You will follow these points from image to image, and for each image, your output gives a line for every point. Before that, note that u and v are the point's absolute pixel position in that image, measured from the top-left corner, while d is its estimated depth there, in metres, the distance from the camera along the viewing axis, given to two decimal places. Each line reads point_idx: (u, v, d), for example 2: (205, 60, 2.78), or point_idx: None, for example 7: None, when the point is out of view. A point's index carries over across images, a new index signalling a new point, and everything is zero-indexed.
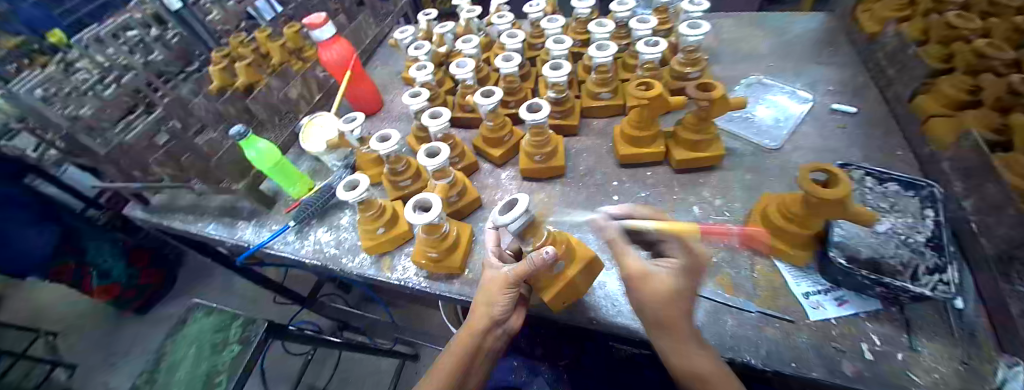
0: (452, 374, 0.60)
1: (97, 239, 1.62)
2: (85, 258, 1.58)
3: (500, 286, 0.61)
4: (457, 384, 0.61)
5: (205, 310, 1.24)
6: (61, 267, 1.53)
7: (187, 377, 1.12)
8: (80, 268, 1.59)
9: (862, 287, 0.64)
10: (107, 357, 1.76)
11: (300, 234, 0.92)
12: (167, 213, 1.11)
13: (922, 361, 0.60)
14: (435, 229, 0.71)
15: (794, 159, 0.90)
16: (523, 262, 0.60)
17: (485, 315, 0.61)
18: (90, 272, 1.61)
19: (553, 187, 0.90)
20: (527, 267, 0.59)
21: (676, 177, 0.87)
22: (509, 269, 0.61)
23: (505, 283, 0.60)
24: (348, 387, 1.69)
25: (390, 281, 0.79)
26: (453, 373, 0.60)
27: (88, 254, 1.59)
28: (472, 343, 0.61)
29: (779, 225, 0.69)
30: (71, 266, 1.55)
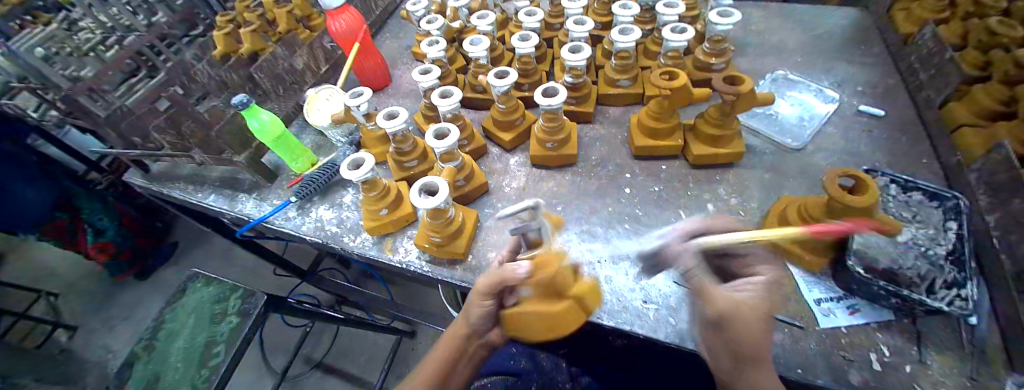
0: (432, 379, 0.59)
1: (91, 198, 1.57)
2: (78, 215, 1.54)
3: (477, 297, 0.55)
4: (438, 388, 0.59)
5: (205, 280, 1.24)
6: (53, 223, 1.50)
7: (184, 346, 1.12)
8: (74, 223, 1.55)
9: (877, 296, 0.62)
10: (106, 321, 1.77)
11: (302, 210, 0.91)
12: (168, 181, 1.09)
13: (930, 375, 0.59)
14: (440, 214, 0.68)
15: (815, 161, 0.86)
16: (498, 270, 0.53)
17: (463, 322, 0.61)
18: (84, 229, 1.57)
19: (564, 175, 0.87)
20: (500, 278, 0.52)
21: (692, 172, 0.84)
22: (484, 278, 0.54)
23: (481, 293, 0.55)
24: (345, 360, 1.71)
25: (392, 263, 0.78)
26: (433, 379, 0.59)
27: (81, 211, 1.54)
28: (456, 345, 0.61)
29: (797, 228, 0.66)
30: (61, 224, 1.52)
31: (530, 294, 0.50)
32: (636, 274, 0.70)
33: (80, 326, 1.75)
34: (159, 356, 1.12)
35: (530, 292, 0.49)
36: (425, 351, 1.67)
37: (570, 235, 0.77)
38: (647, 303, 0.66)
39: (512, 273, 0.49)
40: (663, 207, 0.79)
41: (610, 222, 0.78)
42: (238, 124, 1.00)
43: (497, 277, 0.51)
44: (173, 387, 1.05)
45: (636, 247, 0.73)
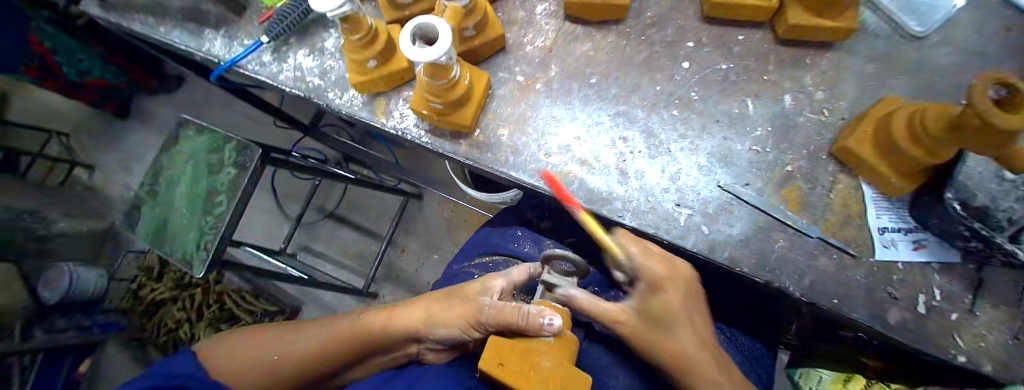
0: (361, 343, 0.63)
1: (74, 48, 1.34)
2: (54, 59, 1.33)
3: (466, 321, 0.57)
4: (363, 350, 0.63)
5: (195, 129, 1.13)
6: (27, 69, 1.31)
7: (187, 195, 1.10)
8: (49, 69, 1.35)
9: (958, 235, 0.53)
10: (121, 162, 1.79)
11: (278, 55, 0.74)
12: (114, 5, 0.84)
13: (976, 327, 0.53)
14: (441, 74, 0.52)
15: (937, 57, 0.64)
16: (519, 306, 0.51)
17: (464, 315, 0.57)
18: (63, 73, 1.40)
19: (605, 35, 0.66)
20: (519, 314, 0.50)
21: (774, 49, 0.64)
22: (489, 306, 0.55)
23: (478, 320, 0.55)
24: (355, 214, 1.75)
25: (386, 130, 0.66)
26: (363, 343, 0.63)
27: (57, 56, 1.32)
28: (397, 328, 0.62)
29: (895, 136, 0.51)
30: (37, 68, 1.32)
31: (549, 363, 0.45)
32: (674, 172, 0.58)
33: (98, 164, 1.77)
34: (163, 202, 1.11)
35: (553, 361, 0.45)
36: (432, 211, 1.69)
37: (601, 116, 0.62)
38: (679, 207, 0.57)
39: (539, 326, 0.48)
40: (726, 92, 0.62)
41: (654, 105, 0.62)
42: None
43: (510, 322, 0.50)
44: (184, 232, 1.07)
45: (681, 141, 0.60)
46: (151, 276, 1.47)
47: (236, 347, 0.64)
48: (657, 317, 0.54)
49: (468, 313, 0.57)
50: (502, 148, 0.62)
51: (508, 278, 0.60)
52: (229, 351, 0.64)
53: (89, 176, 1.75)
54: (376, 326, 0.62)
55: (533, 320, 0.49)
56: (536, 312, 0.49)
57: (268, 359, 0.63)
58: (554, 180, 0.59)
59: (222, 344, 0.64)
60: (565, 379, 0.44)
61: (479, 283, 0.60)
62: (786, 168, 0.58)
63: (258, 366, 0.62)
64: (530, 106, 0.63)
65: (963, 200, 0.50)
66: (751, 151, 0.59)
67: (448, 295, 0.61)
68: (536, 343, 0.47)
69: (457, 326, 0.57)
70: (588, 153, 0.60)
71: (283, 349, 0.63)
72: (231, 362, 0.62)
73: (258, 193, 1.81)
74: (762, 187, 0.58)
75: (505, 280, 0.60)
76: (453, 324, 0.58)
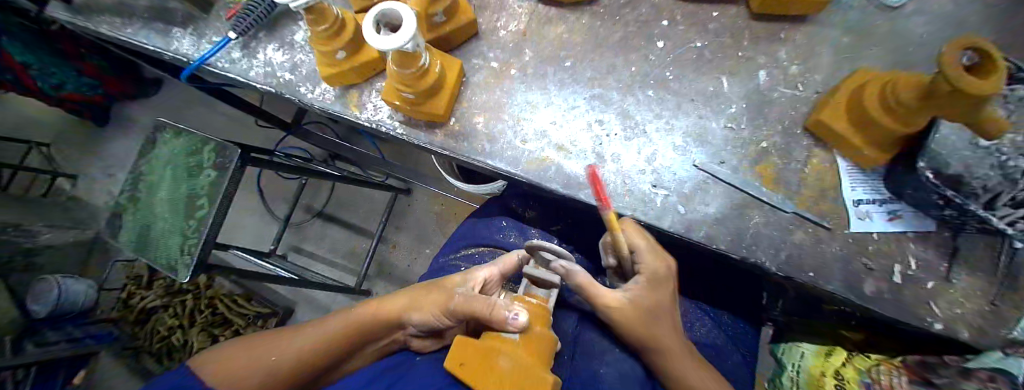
0: (343, 342, 0.62)
1: (54, 61, 1.32)
2: (27, 72, 1.28)
3: (439, 309, 0.58)
4: (348, 349, 0.62)
5: (172, 132, 1.11)
6: (2, 84, 1.28)
7: (167, 200, 1.08)
8: (26, 84, 1.32)
9: (930, 204, 0.53)
10: (104, 170, 1.74)
11: (247, 51, 0.72)
12: (75, 7, 0.81)
13: (951, 294, 0.54)
14: (410, 62, 0.51)
15: (910, 28, 0.64)
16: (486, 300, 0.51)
17: (438, 302, 0.59)
18: (39, 88, 1.36)
19: (579, 17, 0.65)
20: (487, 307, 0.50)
21: (748, 26, 0.64)
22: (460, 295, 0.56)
23: (450, 309, 0.56)
24: (343, 211, 1.73)
25: (361, 123, 0.65)
26: (345, 341, 0.62)
27: (33, 70, 1.29)
28: (377, 318, 0.62)
29: (868, 110, 0.51)
30: (11, 85, 1.29)
31: (507, 364, 0.43)
32: (650, 153, 0.58)
33: (79, 173, 1.74)
34: (145, 206, 1.10)
35: (512, 361, 0.44)
36: (421, 205, 1.68)
37: (575, 99, 0.61)
38: (656, 188, 0.57)
39: (502, 319, 0.47)
40: (702, 70, 0.62)
41: (629, 86, 0.61)
42: None
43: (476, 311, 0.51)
44: (166, 237, 1.05)
45: (656, 121, 0.60)
46: (141, 284, 1.46)
47: (229, 357, 0.60)
48: (650, 313, 0.56)
49: (443, 299, 0.58)
50: (478, 137, 0.61)
51: (492, 269, 0.62)
52: (222, 357, 0.60)
53: (71, 185, 1.72)
54: (367, 318, 0.62)
55: (497, 312, 0.48)
56: (503, 305, 0.49)
57: (260, 361, 0.60)
58: (531, 167, 0.59)
59: (213, 355, 0.60)
60: (521, 381, 0.42)
61: (459, 276, 0.62)
62: (762, 145, 0.59)
63: (252, 371, 0.59)
64: (505, 92, 0.63)
65: (935, 168, 0.51)
66: (727, 128, 0.59)
67: (429, 287, 0.62)
68: (499, 341, 0.46)
69: (435, 314, 0.58)
70: (565, 138, 0.59)
71: (278, 351, 0.61)
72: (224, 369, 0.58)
73: (245, 194, 1.79)
74: (738, 165, 0.58)
75: (489, 271, 0.61)
76: (430, 311, 0.59)
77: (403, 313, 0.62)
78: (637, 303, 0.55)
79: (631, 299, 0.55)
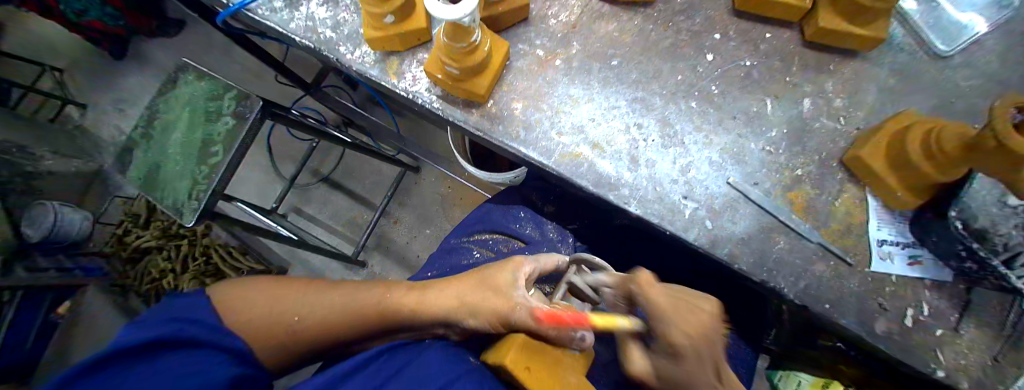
0: (369, 325, 0.57)
1: None
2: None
3: (495, 319, 0.53)
4: (373, 331, 0.58)
5: (195, 74, 1.10)
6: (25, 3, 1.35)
7: (182, 141, 1.07)
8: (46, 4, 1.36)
9: (953, 254, 0.53)
10: (115, 104, 1.72)
11: (290, 2, 0.71)
12: None
13: (958, 344, 0.55)
14: (462, 37, 0.50)
15: (957, 80, 0.63)
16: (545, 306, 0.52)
17: (496, 310, 0.53)
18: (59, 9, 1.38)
19: (631, 19, 0.65)
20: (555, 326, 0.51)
21: (799, 52, 0.63)
22: (525, 307, 0.52)
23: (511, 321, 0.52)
24: (351, 180, 1.73)
25: (397, 92, 0.65)
26: (372, 325, 0.57)
27: None
28: (412, 307, 0.57)
29: (906, 152, 0.51)
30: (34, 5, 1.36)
31: (569, 377, 0.51)
32: (684, 164, 0.58)
33: (90, 103, 1.71)
34: (157, 144, 1.08)
35: (574, 375, 0.52)
36: (429, 185, 1.68)
37: (617, 99, 0.61)
38: (686, 199, 0.57)
39: (571, 337, 0.52)
40: (748, 89, 0.61)
41: (673, 95, 0.61)
42: None
43: (540, 330, 0.51)
44: (176, 178, 1.04)
45: (695, 134, 0.59)
46: (138, 223, 1.42)
47: (250, 296, 0.56)
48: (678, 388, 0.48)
49: (500, 306, 0.53)
50: (514, 122, 0.61)
51: (535, 265, 0.58)
52: (239, 295, 0.56)
53: (82, 114, 1.71)
54: (406, 306, 0.57)
55: (565, 333, 0.51)
56: (570, 326, 0.52)
57: (279, 316, 0.55)
58: (564, 160, 0.58)
59: (228, 290, 0.57)
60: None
61: (509, 275, 0.56)
62: (795, 172, 0.58)
63: (268, 323, 0.54)
64: (547, 82, 0.62)
65: (965, 219, 0.52)
66: (764, 151, 0.59)
67: (480, 285, 0.56)
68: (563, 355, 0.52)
69: (487, 322, 0.53)
70: (601, 136, 0.59)
71: (302, 311, 0.56)
72: (241, 309, 0.55)
73: (254, 149, 1.78)
74: (769, 188, 0.58)
75: (532, 269, 0.57)
76: (485, 318, 0.53)
77: (451, 316, 0.56)
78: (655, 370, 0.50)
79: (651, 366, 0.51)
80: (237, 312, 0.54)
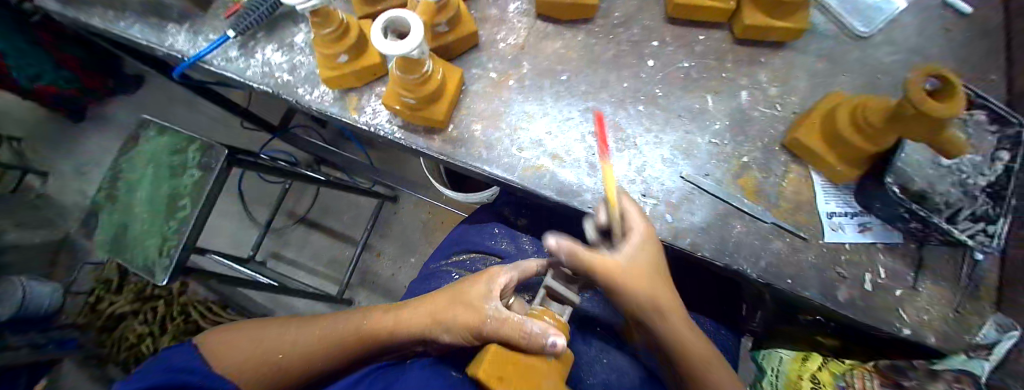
0: (352, 350, 0.58)
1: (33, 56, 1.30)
2: (1, 61, 1.27)
3: (466, 333, 0.52)
4: (358, 355, 0.59)
5: (157, 130, 1.09)
6: None
7: (148, 198, 1.04)
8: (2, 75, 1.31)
9: (896, 218, 0.57)
10: (75, 167, 1.67)
11: (245, 50, 0.72)
12: (74, 4, 0.79)
13: (917, 302, 0.58)
14: (414, 68, 0.53)
15: (874, 60, 0.69)
16: (516, 318, 0.48)
17: (465, 324, 0.52)
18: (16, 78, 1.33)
19: (575, 34, 0.69)
20: (524, 330, 0.47)
21: (732, 49, 0.68)
22: (493, 318, 0.50)
23: (479, 332, 0.51)
24: (328, 217, 1.71)
25: (359, 126, 0.66)
26: (354, 350, 0.58)
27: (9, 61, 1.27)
28: (387, 327, 0.57)
29: (840, 129, 0.55)
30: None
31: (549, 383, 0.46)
32: (640, 164, 0.61)
33: (48, 170, 1.65)
34: (121, 205, 1.05)
35: (552, 380, 0.46)
36: (408, 213, 1.67)
37: (570, 112, 0.64)
38: (645, 197, 0.59)
39: (542, 345, 0.46)
40: (689, 88, 0.66)
41: (621, 101, 0.64)
42: None
43: (508, 337, 0.47)
44: (143, 237, 1.01)
45: (647, 135, 0.63)
46: (110, 288, 1.37)
47: (234, 342, 0.58)
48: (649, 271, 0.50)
49: (472, 318, 0.52)
50: (476, 143, 0.63)
51: (513, 272, 0.56)
52: (226, 339, 0.59)
53: (40, 182, 1.64)
54: (381, 328, 0.57)
55: (536, 339, 0.46)
56: (541, 332, 0.47)
57: (265, 355, 0.57)
58: (527, 174, 0.61)
59: (219, 335, 0.59)
60: None
61: (484, 285, 0.55)
62: (742, 159, 0.62)
63: (256, 362, 0.57)
64: (503, 102, 0.65)
65: (903, 183, 0.57)
66: (712, 143, 0.63)
67: (453, 299, 0.56)
68: (540, 361, 0.47)
69: (461, 335, 0.53)
70: (560, 147, 0.62)
71: (285, 348, 0.58)
72: (227, 355, 0.57)
73: (225, 198, 1.74)
74: (721, 177, 0.61)
75: (509, 276, 0.55)
76: (457, 333, 0.53)
77: (426, 332, 0.56)
78: (639, 266, 0.50)
79: (631, 260, 0.50)
80: (223, 356, 0.57)
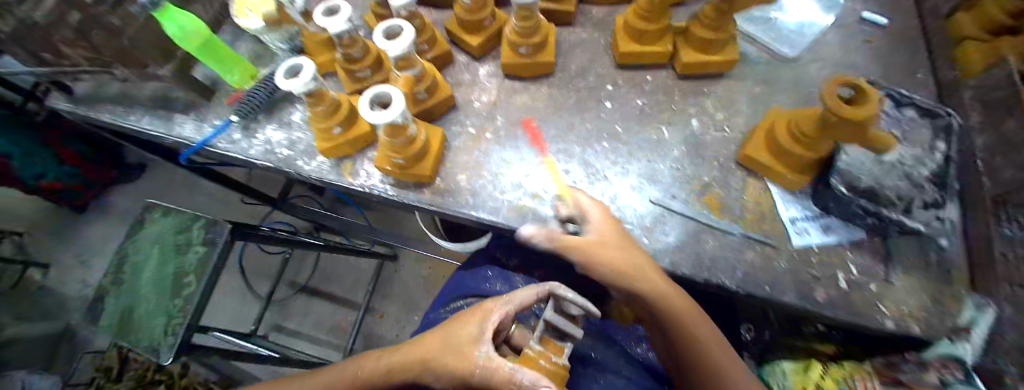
0: None
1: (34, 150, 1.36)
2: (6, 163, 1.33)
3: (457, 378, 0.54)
4: None
5: (162, 211, 1.14)
6: None
7: (152, 279, 1.07)
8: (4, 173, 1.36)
9: (853, 215, 0.62)
10: (78, 257, 1.70)
11: (247, 132, 0.80)
12: (91, 104, 0.88)
13: (894, 293, 0.62)
14: (399, 132, 0.60)
15: (808, 81, 0.78)
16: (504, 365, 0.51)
17: (457, 370, 0.54)
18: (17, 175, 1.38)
19: (539, 87, 0.78)
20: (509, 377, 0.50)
21: (678, 84, 0.77)
22: (484, 363, 0.52)
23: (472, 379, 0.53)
24: (329, 282, 1.73)
25: (354, 189, 0.72)
26: None
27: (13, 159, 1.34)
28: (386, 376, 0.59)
29: (783, 143, 0.61)
30: None
31: None
32: (612, 194, 0.67)
33: (51, 263, 1.68)
34: (126, 287, 1.08)
35: None
36: (407, 270, 1.70)
37: (543, 154, 0.70)
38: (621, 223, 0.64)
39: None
40: (645, 122, 0.73)
41: (588, 140, 0.72)
42: (154, 29, 0.74)
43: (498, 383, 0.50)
44: (149, 318, 1.03)
45: (614, 167, 0.69)
46: (110, 377, 1.26)
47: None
48: (621, 245, 0.58)
49: (457, 364, 0.54)
50: (462, 192, 0.69)
51: (504, 311, 0.57)
52: None
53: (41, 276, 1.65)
54: (378, 376, 0.60)
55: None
56: (530, 383, 0.48)
57: None
58: (510, 214, 0.66)
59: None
60: None
61: (474, 329, 0.57)
62: (703, 179, 0.68)
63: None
64: (482, 152, 0.72)
65: (848, 183, 0.60)
66: (674, 168, 0.69)
67: (446, 346, 0.57)
68: None
69: (449, 379, 0.55)
70: (538, 187, 0.68)
71: None
72: None
73: (226, 273, 1.76)
74: (687, 198, 0.67)
75: (501, 313, 0.57)
76: (451, 378, 0.55)
77: (423, 378, 0.58)
78: (605, 233, 0.58)
79: (598, 235, 0.58)
80: None
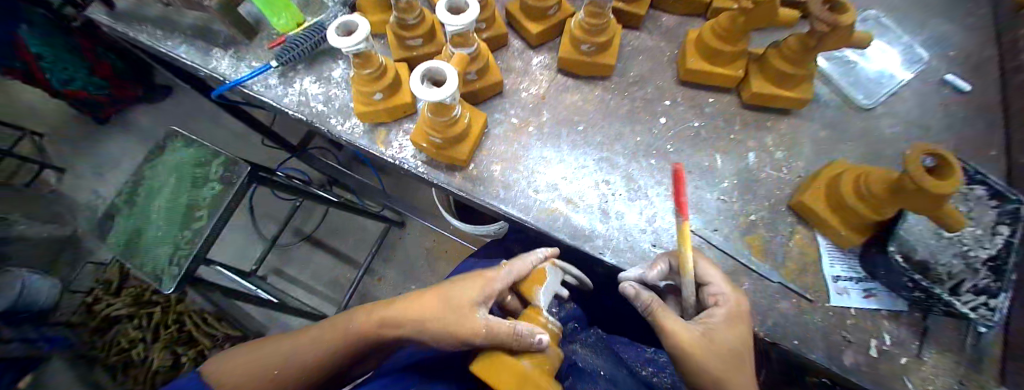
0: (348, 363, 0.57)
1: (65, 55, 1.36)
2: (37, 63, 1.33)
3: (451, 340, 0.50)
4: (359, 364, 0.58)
5: (184, 141, 1.13)
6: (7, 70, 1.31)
7: (165, 207, 1.07)
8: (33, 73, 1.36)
9: (899, 286, 0.58)
10: (95, 168, 1.71)
11: (285, 79, 0.78)
12: (132, 23, 0.86)
13: (923, 371, 0.58)
14: (444, 111, 0.57)
15: (876, 134, 0.73)
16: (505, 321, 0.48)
17: (455, 331, 0.49)
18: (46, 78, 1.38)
19: (593, 89, 0.74)
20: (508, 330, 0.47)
21: (739, 112, 0.73)
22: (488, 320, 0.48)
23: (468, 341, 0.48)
24: (335, 238, 1.73)
25: (384, 159, 0.70)
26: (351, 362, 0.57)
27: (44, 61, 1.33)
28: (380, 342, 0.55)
29: (845, 197, 0.57)
30: (19, 73, 1.33)
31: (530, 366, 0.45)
32: (651, 214, 0.64)
33: (69, 169, 1.69)
34: (139, 210, 1.08)
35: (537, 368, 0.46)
36: (413, 241, 1.69)
37: (585, 159, 0.67)
38: (655, 247, 0.61)
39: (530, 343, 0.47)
40: (697, 146, 0.69)
41: (635, 153, 0.68)
42: None
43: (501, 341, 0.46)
44: (156, 244, 1.03)
45: (657, 186, 0.66)
46: (110, 290, 1.31)
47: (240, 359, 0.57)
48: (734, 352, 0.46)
49: (456, 328, 0.49)
50: (494, 183, 0.66)
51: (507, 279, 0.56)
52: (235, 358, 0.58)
53: (57, 179, 1.67)
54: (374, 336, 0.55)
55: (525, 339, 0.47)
56: (529, 332, 0.48)
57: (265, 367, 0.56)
58: (541, 216, 0.63)
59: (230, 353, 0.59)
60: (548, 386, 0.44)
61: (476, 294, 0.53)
62: (750, 218, 0.65)
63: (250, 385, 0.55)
64: (522, 146, 0.68)
65: (905, 252, 0.62)
66: (719, 200, 0.66)
67: (445, 304, 0.52)
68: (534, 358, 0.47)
69: (450, 344, 0.50)
70: (574, 192, 0.65)
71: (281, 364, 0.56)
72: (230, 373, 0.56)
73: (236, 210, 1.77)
74: (728, 233, 0.64)
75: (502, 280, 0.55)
76: (450, 339, 0.50)
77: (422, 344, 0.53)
78: (724, 332, 0.47)
79: (707, 330, 0.46)
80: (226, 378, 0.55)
